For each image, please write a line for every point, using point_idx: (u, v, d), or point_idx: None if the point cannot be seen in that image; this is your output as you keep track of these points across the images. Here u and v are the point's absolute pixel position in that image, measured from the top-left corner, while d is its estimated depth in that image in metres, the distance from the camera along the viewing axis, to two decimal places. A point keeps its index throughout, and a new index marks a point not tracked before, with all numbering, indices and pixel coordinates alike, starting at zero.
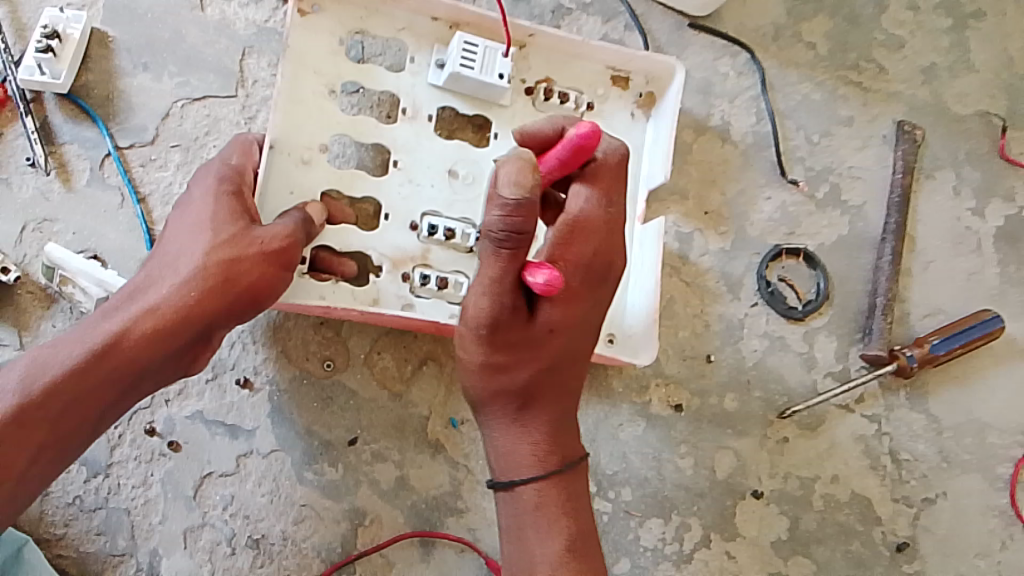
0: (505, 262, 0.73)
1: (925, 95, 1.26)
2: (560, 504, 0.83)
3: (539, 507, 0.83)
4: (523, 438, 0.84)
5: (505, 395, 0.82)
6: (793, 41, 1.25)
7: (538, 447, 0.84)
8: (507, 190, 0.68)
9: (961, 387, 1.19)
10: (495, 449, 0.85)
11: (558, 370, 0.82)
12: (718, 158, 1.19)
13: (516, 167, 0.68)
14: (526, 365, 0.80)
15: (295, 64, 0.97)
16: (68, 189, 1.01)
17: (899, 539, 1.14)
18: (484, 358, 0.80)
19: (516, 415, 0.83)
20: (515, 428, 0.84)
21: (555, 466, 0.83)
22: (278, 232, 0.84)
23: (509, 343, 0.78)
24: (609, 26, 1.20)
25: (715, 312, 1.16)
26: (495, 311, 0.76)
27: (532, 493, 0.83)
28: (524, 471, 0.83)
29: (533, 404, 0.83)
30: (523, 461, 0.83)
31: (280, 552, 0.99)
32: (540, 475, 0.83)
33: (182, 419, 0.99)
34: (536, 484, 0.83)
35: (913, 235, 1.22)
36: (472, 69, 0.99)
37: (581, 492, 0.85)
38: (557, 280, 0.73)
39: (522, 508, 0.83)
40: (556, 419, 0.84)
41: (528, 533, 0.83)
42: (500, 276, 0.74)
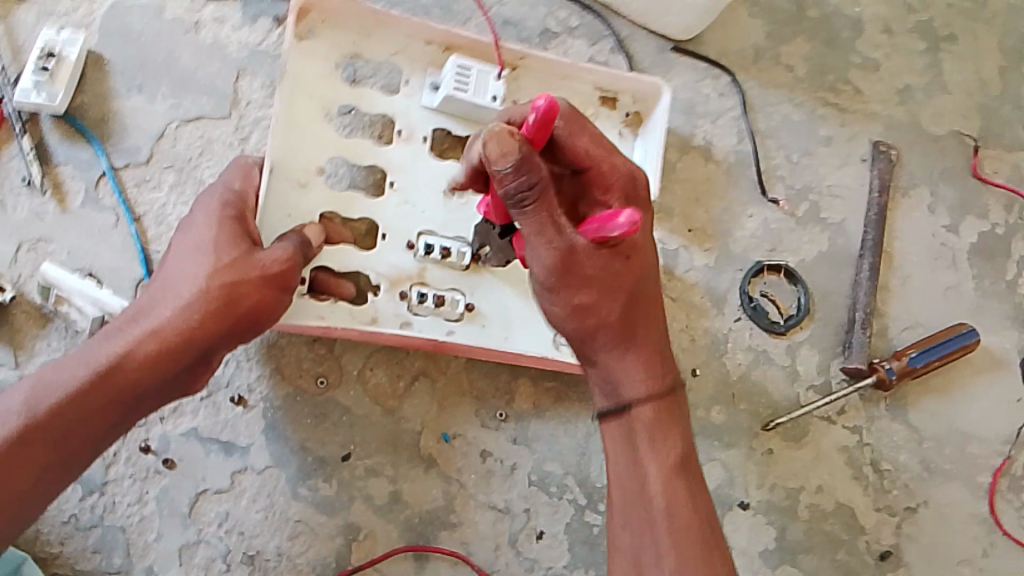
0: (546, 213, 0.75)
1: (901, 115, 1.30)
2: (665, 439, 0.85)
3: (659, 447, 0.85)
4: (634, 365, 0.85)
5: (608, 331, 0.83)
6: (773, 63, 1.29)
7: (647, 371, 0.85)
8: (502, 161, 0.70)
9: (941, 397, 1.22)
10: (605, 378, 0.86)
11: (640, 304, 0.84)
12: (703, 177, 1.22)
13: (498, 137, 0.70)
14: (613, 304, 0.82)
15: (292, 87, 1.00)
16: (63, 210, 1.01)
17: (884, 548, 1.17)
18: (575, 300, 0.81)
19: (622, 345, 0.84)
20: (627, 358, 0.84)
21: (666, 386, 0.85)
22: (278, 256, 0.87)
23: (603, 278, 0.80)
24: (595, 48, 1.23)
25: (702, 327, 1.18)
26: (563, 255, 0.77)
27: (648, 411, 0.84)
28: (637, 391, 0.84)
29: (633, 337, 0.84)
30: (636, 387, 0.84)
31: (275, 568, 0.99)
32: (651, 405, 0.84)
33: (177, 437, 1.00)
34: (648, 402, 0.84)
35: (892, 250, 1.25)
36: (466, 91, 1.02)
37: (678, 417, 0.86)
38: (639, 215, 0.76)
39: (644, 452, 0.85)
40: (657, 345, 0.86)
41: (640, 478, 0.84)
42: (554, 224, 0.76)
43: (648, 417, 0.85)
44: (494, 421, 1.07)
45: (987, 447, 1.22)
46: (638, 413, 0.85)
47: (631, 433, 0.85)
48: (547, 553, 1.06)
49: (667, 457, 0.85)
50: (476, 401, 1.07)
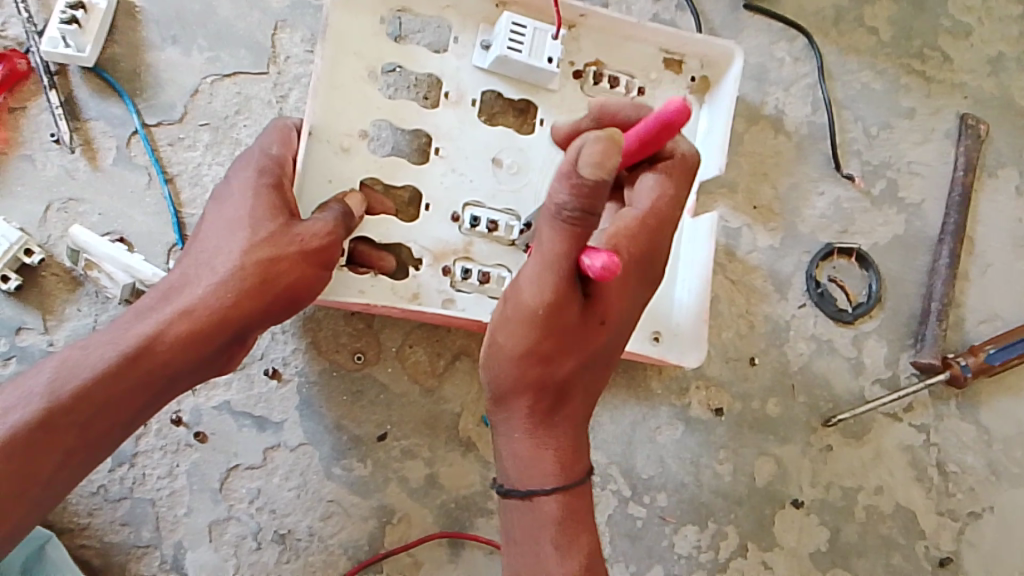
0: (569, 239, 0.65)
1: (991, 87, 1.19)
2: (575, 519, 0.77)
3: (563, 550, 0.76)
4: (540, 445, 0.77)
5: (542, 389, 0.74)
6: (855, 26, 1.18)
7: (561, 457, 0.77)
8: (587, 170, 0.60)
9: (1015, 396, 1.14)
10: (511, 451, 0.78)
11: (589, 372, 0.76)
12: (771, 150, 1.14)
13: (603, 148, 0.59)
14: (564, 364, 0.73)
15: (335, 46, 0.92)
16: (94, 168, 0.97)
17: (943, 553, 1.10)
18: (533, 345, 0.71)
19: (541, 422, 0.76)
20: (537, 434, 0.76)
21: (577, 477, 0.77)
22: (319, 229, 0.82)
23: (562, 336, 0.72)
24: (660, 6, 1.14)
25: (761, 313, 1.11)
26: (553, 293, 0.68)
27: (553, 505, 0.77)
28: (542, 480, 0.76)
29: (560, 412, 0.77)
30: (543, 474, 0.76)
31: (306, 549, 0.96)
32: (559, 497, 0.77)
33: (209, 409, 0.96)
34: (556, 494, 0.76)
35: (973, 236, 1.16)
36: (520, 52, 0.94)
37: (584, 517, 0.78)
38: (614, 265, 0.65)
39: (543, 552, 0.76)
40: (576, 428, 0.78)
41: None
42: (564, 255, 0.66)
43: (554, 512, 0.77)
44: None
45: None
46: (543, 504, 0.77)
47: (534, 523, 0.77)
48: None
49: (570, 564, 0.76)
50: None
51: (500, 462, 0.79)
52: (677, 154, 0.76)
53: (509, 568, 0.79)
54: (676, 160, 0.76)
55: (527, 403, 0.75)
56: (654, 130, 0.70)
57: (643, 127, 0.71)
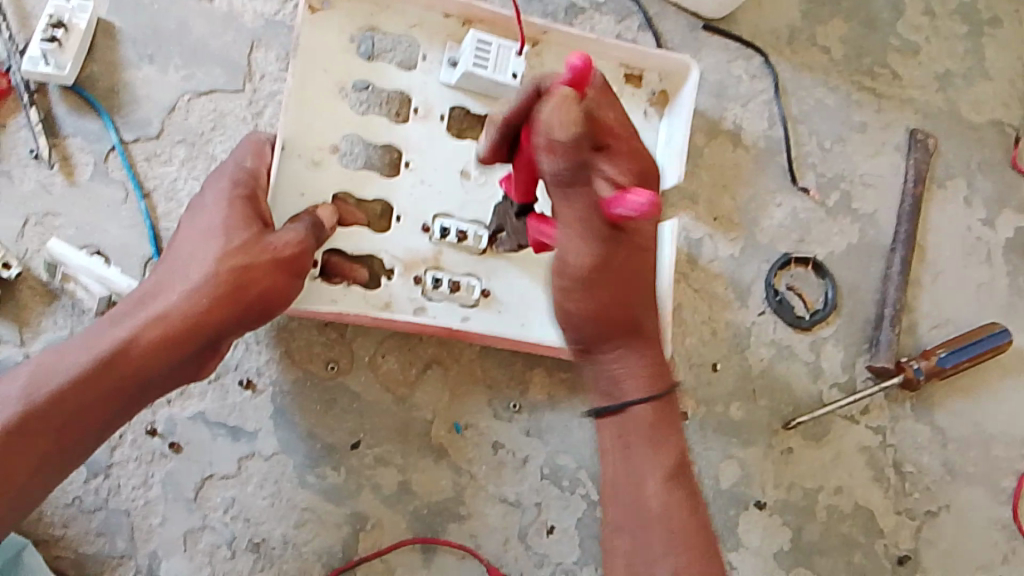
0: (585, 200, 0.67)
1: (938, 102, 1.24)
2: (666, 428, 0.78)
3: (657, 451, 0.78)
4: (639, 366, 0.77)
5: (617, 328, 0.75)
6: (808, 44, 1.23)
7: (650, 371, 0.77)
8: (562, 132, 0.64)
9: (968, 398, 1.18)
10: (607, 376, 0.77)
11: (645, 296, 0.76)
12: (730, 163, 1.18)
13: (562, 106, 0.65)
14: (621, 303, 0.73)
15: (306, 62, 0.96)
16: (71, 184, 0.98)
17: (902, 552, 1.14)
18: (584, 300, 0.72)
19: (628, 348, 0.77)
20: (627, 359, 0.77)
21: (667, 387, 0.78)
22: (290, 239, 0.85)
23: (626, 281, 0.72)
24: (623, 26, 1.18)
25: (724, 320, 1.14)
26: (596, 257, 0.69)
27: (648, 411, 0.77)
28: (641, 393, 0.77)
29: (643, 335, 0.77)
30: (636, 389, 0.77)
31: (280, 556, 0.97)
32: (653, 406, 0.77)
33: (184, 420, 0.98)
34: (651, 401, 0.77)
35: (924, 244, 1.21)
36: (486, 68, 0.97)
37: (676, 421, 0.79)
38: (655, 199, 0.64)
39: (638, 461, 0.77)
40: (658, 346, 0.79)
41: (632, 490, 0.77)
42: (590, 216, 0.67)
43: (648, 417, 0.77)
44: (508, 412, 1.04)
45: (1013, 450, 1.18)
46: (634, 414, 0.77)
47: (627, 436, 0.78)
48: (557, 549, 1.03)
49: (666, 458, 0.78)
50: (488, 391, 1.04)
51: (585, 384, 0.80)
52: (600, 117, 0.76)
53: (603, 479, 0.80)
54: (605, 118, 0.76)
55: (617, 337, 0.76)
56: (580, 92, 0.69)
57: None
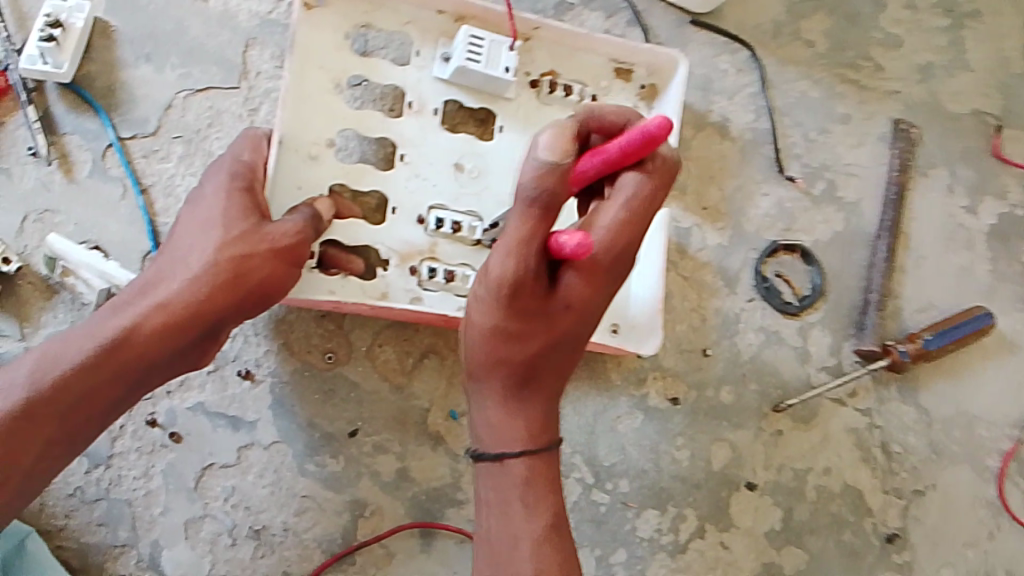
0: (534, 223, 0.70)
1: (920, 93, 1.27)
2: (546, 483, 0.82)
3: (530, 510, 0.81)
4: (517, 412, 0.81)
5: (508, 367, 0.79)
6: (792, 38, 1.26)
7: (532, 425, 0.81)
8: (546, 153, 0.68)
9: (952, 381, 1.21)
10: (486, 418, 0.82)
11: (556, 356, 0.80)
12: (718, 154, 1.20)
13: (554, 134, 0.68)
14: (518, 343, 0.77)
15: (302, 59, 0.98)
16: (69, 180, 1.00)
17: (890, 530, 1.17)
18: (497, 321, 0.76)
19: (515, 396, 0.81)
20: (507, 404, 0.81)
21: (545, 444, 0.82)
22: (289, 229, 0.86)
23: (531, 317, 0.76)
24: (611, 22, 1.20)
25: (713, 307, 1.17)
26: (518, 278, 0.72)
27: (521, 467, 0.81)
28: (513, 442, 0.81)
29: (533, 385, 0.81)
30: (514, 437, 0.81)
31: (281, 544, 0.99)
32: (527, 459, 0.81)
33: (184, 410, 1.00)
34: (523, 456, 0.81)
35: (907, 232, 1.24)
36: (478, 62, 0.99)
37: (553, 481, 0.83)
38: (587, 244, 0.69)
39: (513, 511, 0.81)
40: (547, 405, 0.83)
41: (511, 530, 0.81)
42: (530, 238, 0.71)
43: (521, 472, 0.81)
44: None
45: (998, 431, 1.21)
46: (510, 464, 0.81)
47: (505, 486, 0.82)
48: None
49: (538, 521, 0.81)
50: None
51: (472, 426, 0.84)
52: (659, 164, 0.74)
53: (481, 534, 0.83)
54: (658, 164, 0.74)
55: (497, 378, 0.80)
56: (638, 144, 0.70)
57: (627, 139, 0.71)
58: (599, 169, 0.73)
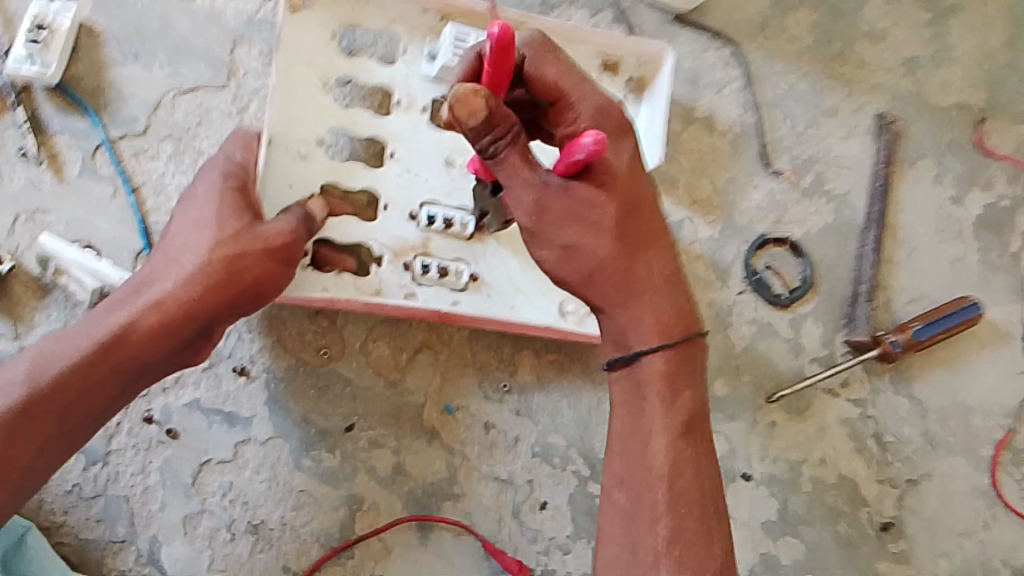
0: (517, 152, 0.68)
1: (907, 85, 1.28)
2: (678, 373, 0.75)
3: (670, 405, 0.75)
4: (640, 316, 0.74)
5: (589, 265, 0.72)
6: (779, 31, 1.27)
7: (655, 319, 0.74)
8: (472, 119, 0.64)
9: (945, 370, 1.22)
10: (613, 329, 0.75)
11: (635, 228, 0.73)
12: (707, 148, 1.21)
13: (461, 91, 0.63)
14: (593, 235, 0.71)
15: (290, 59, 0.99)
16: (59, 180, 1.00)
17: (885, 519, 1.17)
18: (551, 237, 0.71)
19: (621, 294, 0.74)
20: (627, 305, 0.74)
21: (681, 336, 0.75)
22: (281, 229, 0.87)
23: (578, 206, 0.71)
24: (598, 18, 1.21)
25: (705, 299, 1.18)
26: (537, 197, 0.70)
27: (659, 363, 0.74)
28: (648, 338, 0.74)
29: (634, 279, 0.74)
30: (643, 333, 0.74)
31: (279, 538, 0.99)
32: (664, 355, 0.74)
33: (179, 408, 1.00)
34: (662, 352, 0.74)
35: (897, 223, 1.24)
36: (463, 59, 0.99)
37: (690, 369, 0.76)
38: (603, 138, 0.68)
39: (652, 406, 0.75)
40: (663, 295, 0.75)
41: (639, 440, 0.75)
42: (524, 162, 0.69)
43: (660, 369, 0.75)
44: (498, 393, 1.06)
45: (991, 419, 1.22)
46: (647, 364, 0.75)
47: (640, 388, 0.75)
48: (551, 525, 1.05)
49: (664, 421, 0.75)
50: (478, 373, 1.06)
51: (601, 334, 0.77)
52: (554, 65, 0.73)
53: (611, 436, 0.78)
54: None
55: (586, 282, 0.74)
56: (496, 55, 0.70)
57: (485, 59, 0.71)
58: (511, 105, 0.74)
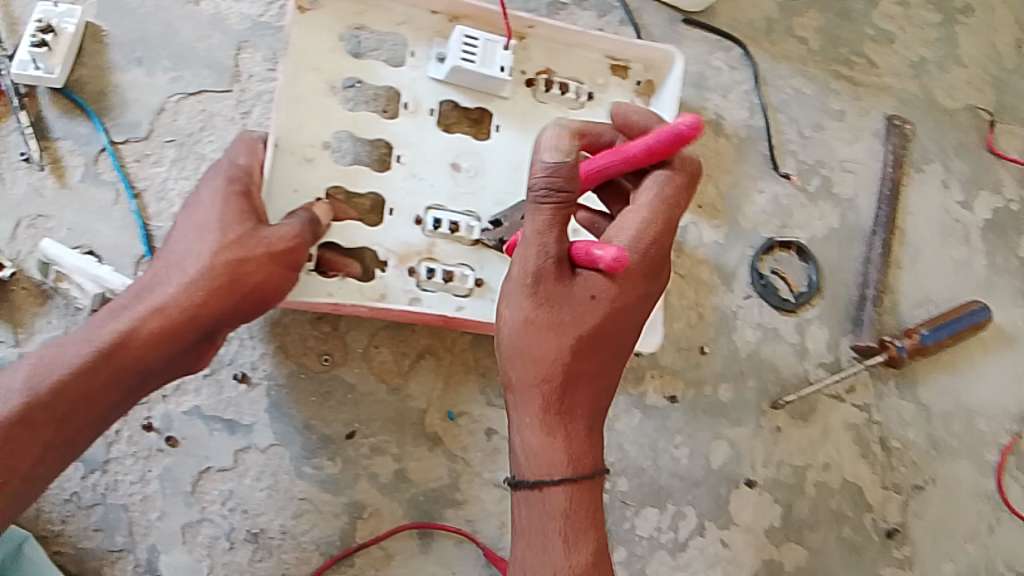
0: (552, 219, 0.75)
1: (914, 88, 1.27)
2: (587, 516, 0.79)
3: (570, 544, 0.77)
4: (555, 438, 0.78)
5: (539, 367, 0.76)
6: (785, 35, 1.26)
7: (572, 453, 0.78)
8: (551, 154, 0.74)
9: (951, 375, 1.21)
10: (524, 439, 0.78)
11: (589, 360, 0.78)
12: (713, 151, 1.20)
13: (559, 133, 0.76)
14: (547, 321, 0.76)
15: (296, 62, 0.98)
16: (62, 185, 1.00)
17: (890, 525, 1.16)
18: (528, 315, 0.76)
19: (559, 415, 0.78)
20: (547, 425, 0.78)
21: (589, 473, 0.79)
22: (285, 233, 0.86)
23: (564, 300, 0.76)
24: (603, 20, 1.20)
25: (710, 304, 1.17)
26: (541, 264, 0.75)
27: (562, 496, 0.78)
28: (556, 469, 0.77)
29: (568, 398, 0.78)
30: (561, 464, 0.77)
31: (279, 546, 0.98)
32: (568, 489, 0.78)
33: (180, 415, 1.00)
34: (565, 485, 0.78)
35: (903, 227, 1.23)
36: (473, 62, 0.99)
37: (591, 514, 0.79)
38: (623, 258, 0.74)
39: (552, 537, 0.77)
40: (581, 430, 0.79)
41: (544, 560, 0.77)
42: (549, 229, 0.75)
43: (563, 502, 0.78)
44: (501, 399, 1.06)
45: (996, 424, 1.21)
46: (553, 495, 0.78)
47: (543, 512, 0.78)
48: None
49: (574, 555, 0.77)
50: (481, 378, 1.06)
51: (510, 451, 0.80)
52: (680, 165, 0.80)
53: (514, 561, 0.79)
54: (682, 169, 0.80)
55: (528, 381, 0.77)
56: (669, 141, 0.78)
57: (655, 137, 0.78)
58: (617, 166, 0.79)
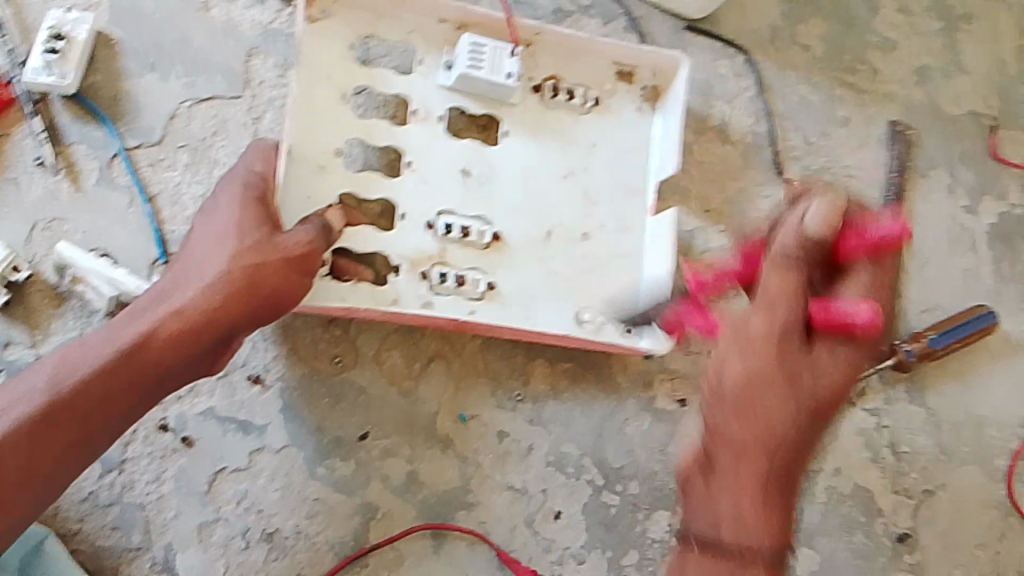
0: (796, 297, 0.86)
1: (917, 96, 1.29)
2: (771, 495, 0.88)
3: (752, 513, 0.87)
4: (753, 491, 0.87)
5: (768, 437, 0.86)
6: (789, 43, 1.27)
7: (760, 480, 0.87)
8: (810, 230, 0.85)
9: (960, 380, 1.21)
10: (719, 512, 0.88)
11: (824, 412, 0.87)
12: (720, 158, 1.22)
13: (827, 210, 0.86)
14: (792, 308, 0.85)
15: (308, 70, 1.00)
16: (77, 189, 1.01)
17: (901, 530, 1.16)
18: (763, 371, 0.86)
19: (789, 466, 0.87)
20: (766, 487, 0.87)
21: (773, 493, 0.87)
22: (301, 239, 0.88)
23: (794, 374, 0.86)
24: (609, 29, 1.22)
25: None
26: (789, 323, 0.85)
27: (757, 522, 0.87)
28: (746, 504, 0.86)
29: (803, 432, 0.87)
30: (743, 509, 0.86)
31: (292, 547, 0.99)
32: (756, 505, 0.87)
33: (194, 416, 1.00)
34: (755, 498, 0.87)
35: (909, 233, 1.24)
36: (481, 69, 1.01)
37: (778, 500, 0.88)
38: (875, 315, 0.83)
39: (737, 516, 0.87)
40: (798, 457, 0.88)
41: (728, 530, 0.87)
42: (788, 290, 0.86)
43: (753, 509, 0.86)
44: (512, 402, 1.06)
45: (1006, 429, 1.21)
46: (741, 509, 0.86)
47: (725, 512, 0.88)
48: (564, 535, 1.05)
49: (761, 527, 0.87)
50: (492, 381, 1.06)
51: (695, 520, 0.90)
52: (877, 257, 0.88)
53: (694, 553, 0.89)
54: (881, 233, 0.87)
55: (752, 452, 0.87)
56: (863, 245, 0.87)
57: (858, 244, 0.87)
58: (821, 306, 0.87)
